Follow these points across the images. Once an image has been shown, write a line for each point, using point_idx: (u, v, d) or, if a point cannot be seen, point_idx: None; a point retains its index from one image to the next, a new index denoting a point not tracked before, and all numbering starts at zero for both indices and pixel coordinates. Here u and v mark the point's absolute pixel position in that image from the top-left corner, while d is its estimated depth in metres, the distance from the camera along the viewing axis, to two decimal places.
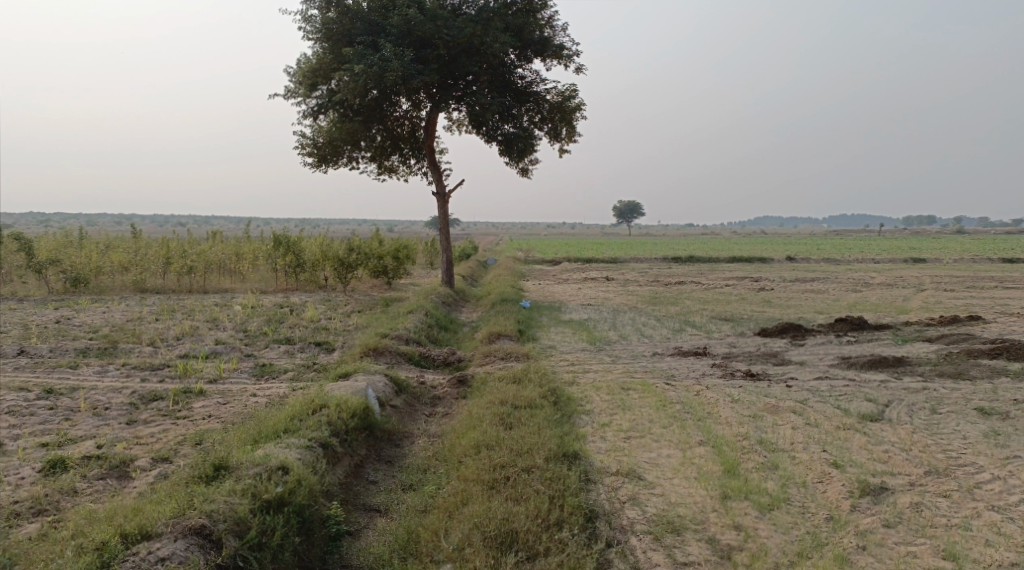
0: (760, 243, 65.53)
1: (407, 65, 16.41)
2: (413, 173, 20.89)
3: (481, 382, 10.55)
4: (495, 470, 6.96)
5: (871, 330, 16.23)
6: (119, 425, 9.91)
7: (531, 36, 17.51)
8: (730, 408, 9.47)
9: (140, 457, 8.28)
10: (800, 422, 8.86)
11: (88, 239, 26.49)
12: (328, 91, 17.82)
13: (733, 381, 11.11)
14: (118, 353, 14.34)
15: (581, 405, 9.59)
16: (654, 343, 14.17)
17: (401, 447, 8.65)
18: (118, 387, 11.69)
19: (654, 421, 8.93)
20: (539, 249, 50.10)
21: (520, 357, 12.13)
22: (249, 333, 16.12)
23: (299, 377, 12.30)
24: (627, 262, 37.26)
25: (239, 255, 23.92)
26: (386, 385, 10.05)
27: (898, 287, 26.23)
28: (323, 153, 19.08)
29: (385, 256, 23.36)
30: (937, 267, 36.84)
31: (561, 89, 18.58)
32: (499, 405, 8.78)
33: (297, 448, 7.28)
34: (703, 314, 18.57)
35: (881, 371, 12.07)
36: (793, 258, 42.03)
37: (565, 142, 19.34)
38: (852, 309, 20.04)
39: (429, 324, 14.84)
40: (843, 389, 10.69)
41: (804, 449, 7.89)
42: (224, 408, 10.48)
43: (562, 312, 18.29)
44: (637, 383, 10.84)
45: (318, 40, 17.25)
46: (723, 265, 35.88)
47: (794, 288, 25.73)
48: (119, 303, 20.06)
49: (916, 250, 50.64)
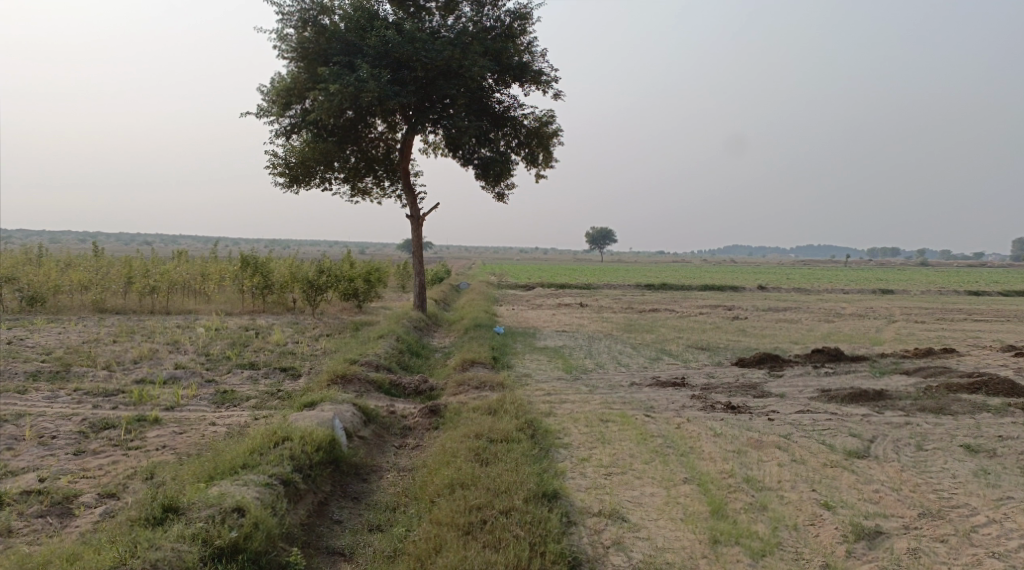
0: (730, 272, 65.88)
1: (383, 86, 16.06)
2: (386, 195, 20.46)
3: (453, 413, 10.08)
4: (470, 513, 6.51)
5: (848, 362, 16.02)
6: (66, 455, 9.32)
7: (510, 61, 17.27)
8: (713, 443, 9.11)
9: (85, 492, 7.73)
10: (786, 458, 8.52)
11: (47, 256, 25.68)
12: (302, 110, 17.41)
13: (714, 414, 10.77)
14: (71, 377, 13.67)
15: (558, 438, 9.18)
16: (631, 373, 13.80)
17: (369, 482, 8.16)
18: (68, 415, 11.06)
19: (636, 456, 8.54)
20: (511, 273, 49.79)
21: (494, 386, 11.69)
22: (211, 357, 15.51)
23: (262, 405, 11.75)
24: (599, 289, 37.03)
25: (204, 275, 23.26)
26: (354, 415, 9.57)
27: (870, 318, 26.22)
28: (295, 173, 18.59)
29: (355, 279, 22.83)
30: (906, 298, 37.01)
31: (538, 114, 18.33)
32: (473, 439, 8.34)
33: (255, 486, 6.78)
34: (678, 342, 18.28)
35: (863, 405, 11.79)
36: (764, 287, 42.03)
37: (542, 167, 19.06)
38: (827, 340, 19.87)
39: (400, 350, 14.36)
40: (826, 423, 10.38)
41: (792, 488, 7.55)
42: (180, 438, 9.93)
43: (536, 339, 17.90)
44: (616, 415, 10.45)
45: (292, 59, 16.87)
46: (695, 294, 35.74)
47: (767, 317, 25.59)
48: (77, 324, 19.31)
49: (883, 281, 51.07)
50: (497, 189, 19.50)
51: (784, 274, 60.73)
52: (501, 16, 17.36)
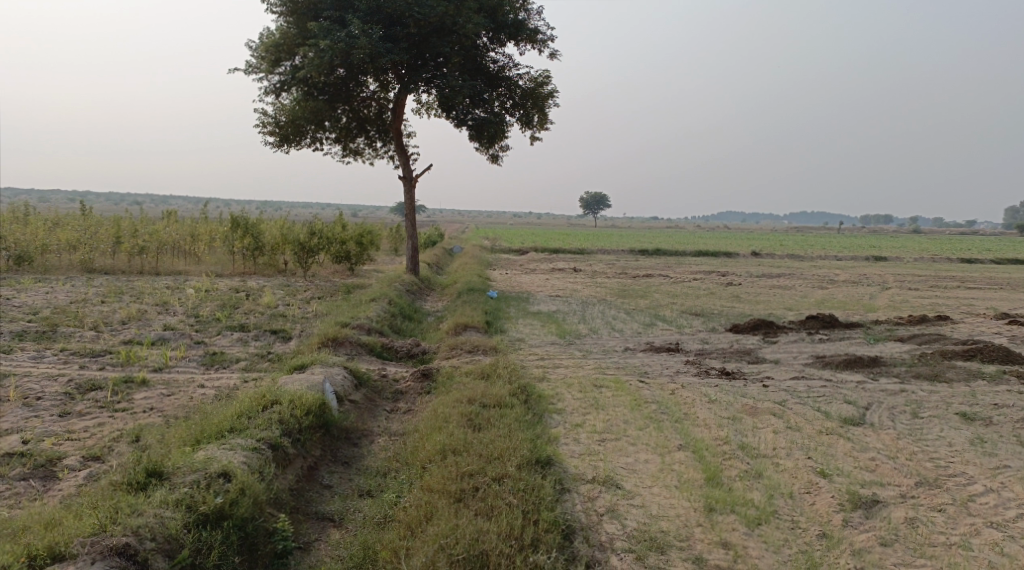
0: (724, 238, 65.79)
1: (375, 43, 15.67)
2: (379, 156, 20.15)
3: (446, 377, 9.96)
4: (462, 480, 6.40)
5: (842, 328, 15.95)
6: (51, 416, 9.18)
7: (505, 18, 16.89)
8: (708, 409, 9.01)
9: (69, 455, 7.60)
10: (781, 425, 8.43)
11: (35, 215, 25.30)
12: (292, 67, 17.03)
13: (708, 380, 10.68)
14: (57, 337, 13.49)
15: (552, 403, 9.06)
16: (624, 338, 13.68)
17: (360, 447, 8.04)
18: (54, 375, 10.91)
19: (630, 422, 8.44)
20: (505, 237, 49.66)
21: (487, 350, 11.56)
22: (201, 318, 15.33)
23: (251, 367, 11.61)
24: (593, 254, 36.83)
25: (194, 236, 22.98)
26: (345, 378, 9.44)
27: (863, 285, 26.16)
28: (286, 133, 18.26)
29: (347, 241, 22.59)
30: (899, 266, 36.93)
31: (534, 74, 17.98)
32: (465, 404, 8.21)
33: (242, 451, 6.64)
34: (672, 308, 18.17)
35: (857, 371, 11.71)
36: (758, 253, 41.98)
37: (537, 129, 18.76)
38: (821, 306, 19.80)
39: (392, 313, 14.20)
40: (821, 389, 10.30)
41: (788, 456, 7.46)
42: (168, 400, 9.79)
43: (529, 303, 17.76)
44: (609, 380, 10.34)
45: (281, 14, 16.45)
46: (688, 259, 35.57)
47: (760, 283, 25.49)
48: (65, 284, 19.07)
49: (876, 248, 51.12)
50: (491, 151, 19.22)
51: (778, 241, 60.56)
52: None
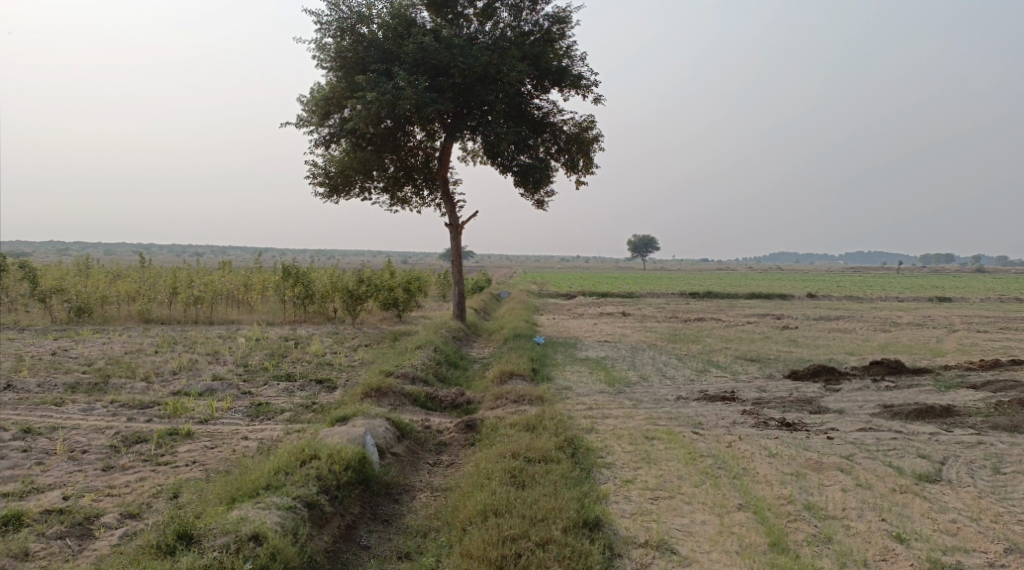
0: (779, 280, 64.50)
1: (421, 94, 15.72)
2: (426, 204, 20.13)
3: (491, 428, 9.60)
4: (503, 545, 6.02)
5: (909, 374, 15.17)
6: (94, 471, 9.06)
7: (548, 65, 16.84)
8: (768, 464, 8.47)
9: (107, 512, 7.41)
10: (850, 482, 7.87)
11: (97, 267, 25.88)
12: (341, 119, 17.16)
13: (767, 431, 10.12)
14: (109, 389, 13.53)
15: (601, 457, 8.64)
16: (677, 386, 13.17)
17: (401, 503, 7.71)
18: (101, 428, 10.86)
19: (684, 478, 7.96)
20: (554, 282, 49.50)
21: (533, 400, 11.18)
22: (249, 368, 15.27)
23: (295, 418, 11.41)
24: (643, 298, 36.21)
25: (247, 285, 23.18)
26: (387, 430, 9.15)
27: (929, 328, 25.10)
28: (335, 183, 18.37)
29: (395, 288, 22.53)
30: (966, 306, 35.48)
31: (578, 120, 17.83)
32: (509, 459, 7.84)
33: (277, 510, 6.40)
34: (726, 353, 17.57)
35: (929, 422, 11.01)
36: (815, 295, 40.94)
37: (582, 174, 18.53)
38: (884, 351, 18.96)
39: (438, 361, 13.94)
40: (891, 442, 9.66)
41: (859, 517, 6.92)
42: (211, 453, 9.62)
43: (578, 349, 17.38)
44: (662, 431, 9.87)
45: (330, 68, 16.62)
46: (742, 303, 34.78)
47: (819, 327, 24.63)
48: (121, 334, 19.31)
49: (941, 288, 49.49)
50: (537, 197, 19.03)
51: (834, 283, 59.01)
52: (539, 21, 16.97)
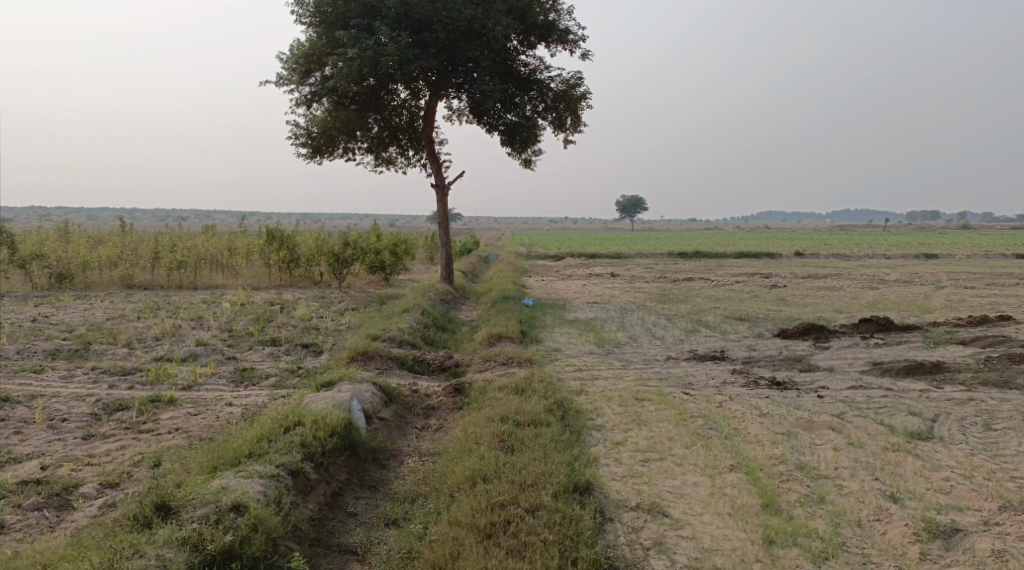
0: (766, 239, 64.48)
1: (403, 50, 15.32)
2: (411, 165, 19.79)
3: (479, 391, 9.46)
4: (492, 512, 5.90)
5: (898, 331, 15.12)
6: (74, 439, 8.88)
7: (535, 20, 16.44)
8: (760, 424, 8.38)
9: (86, 481, 7.24)
10: (842, 441, 7.78)
11: (78, 233, 25.44)
12: (322, 77, 16.74)
13: (758, 391, 10.03)
14: (90, 355, 13.28)
15: (590, 419, 8.52)
16: (666, 346, 13.06)
17: (389, 469, 7.58)
18: (82, 395, 10.64)
19: (675, 439, 7.85)
20: (542, 244, 49.25)
21: (522, 362, 11.03)
22: (234, 333, 15.04)
23: (280, 384, 11.23)
24: (631, 258, 36.00)
25: (231, 249, 22.83)
26: (373, 395, 8.99)
27: (916, 284, 25.11)
28: (317, 144, 17.98)
29: (382, 251, 22.25)
30: (953, 263, 35.54)
31: (566, 77, 17.48)
32: (497, 423, 7.70)
33: (259, 479, 6.25)
34: (715, 313, 17.48)
35: (919, 379, 10.96)
36: (802, 253, 40.92)
37: (570, 132, 18.22)
38: (873, 308, 18.93)
39: (425, 324, 13.76)
40: (882, 400, 9.60)
41: (851, 477, 6.85)
42: (194, 420, 9.44)
43: (566, 311, 17.24)
44: (652, 392, 9.76)
45: (310, 24, 16.16)
46: (730, 262, 34.67)
47: (807, 285, 24.59)
48: (103, 301, 19.00)
49: (928, 245, 49.59)
50: (524, 157, 18.75)
51: (821, 241, 58.98)
52: None
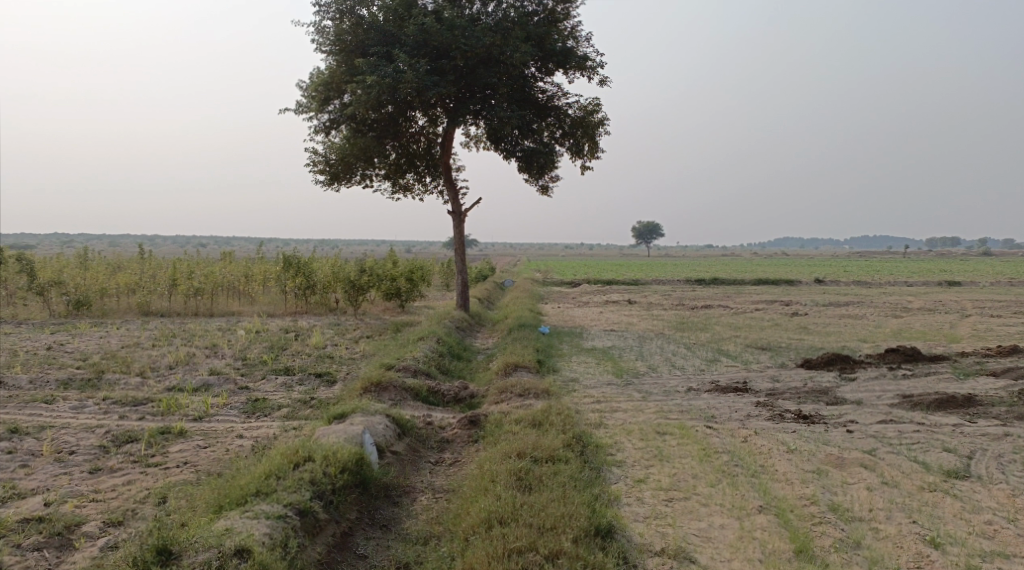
0: (785, 266, 63.88)
1: (422, 77, 15.25)
2: (428, 191, 19.66)
3: (495, 424, 9.19)
4: (508, 559, 5.66)
5: (926, 362, 14.71)
6: (81, 473, 8.67)
7: (553, 46, 16.33)
8: (787, 460, 8.05)
9: (90, 519, 7.03)
10: (875, 480, 7.44)
11: (96, 259, 25.45)
12: (340, 105, 16.68)
13: (784, 425, 9.68)
14: (102, 384, 13.12)
15: (611, 454, 8.22)
16: (687, 377, 12.72)
17: (401, 506, 7.31)
18: (92, 426, 10.46)
19: (699, 477, 7.54)
20: (559, 270, 48.96)
21: (540, 393, 10.75)
22: (248, 362, 14.85)
23: (293, 414, 11.01)
24: (649, 285, 35.65)
25: (247, 276, 22.73)
26: (387, 428, 8.73)
27: (941, 313, 24.61)
28: (335, 170, 17.89)
29: (398, 278, 22.08)
30: (977, 291, 34.93)
31: (583, 103, 17.33)
32: (514, 459, 7.41)
33: (266, 521, 6.07)
34: (737, 342, 17.13)
35: (951, 413, 10.57)
36: (822, 280, 40.46)
37: (587, 159, 18.04)
38: (898, 338, 18.51)
39: (441, 353, 13.51)
40: (913, 435, 9.23)
41: (887, 520, 6.52)
42: (204, 454, 9.22)
43: (584, 339, 16.95)
44: (673, 426, 9.45)
45: (329, 52, 16.13)
46: (749, 289, 34.24)
47: (829, 313, 24.16)
48: (119, 328, 18.90)
49: (951, 273, 48.80)
50: (541, 183, 18.57)
51: (841, 268, 58.39)
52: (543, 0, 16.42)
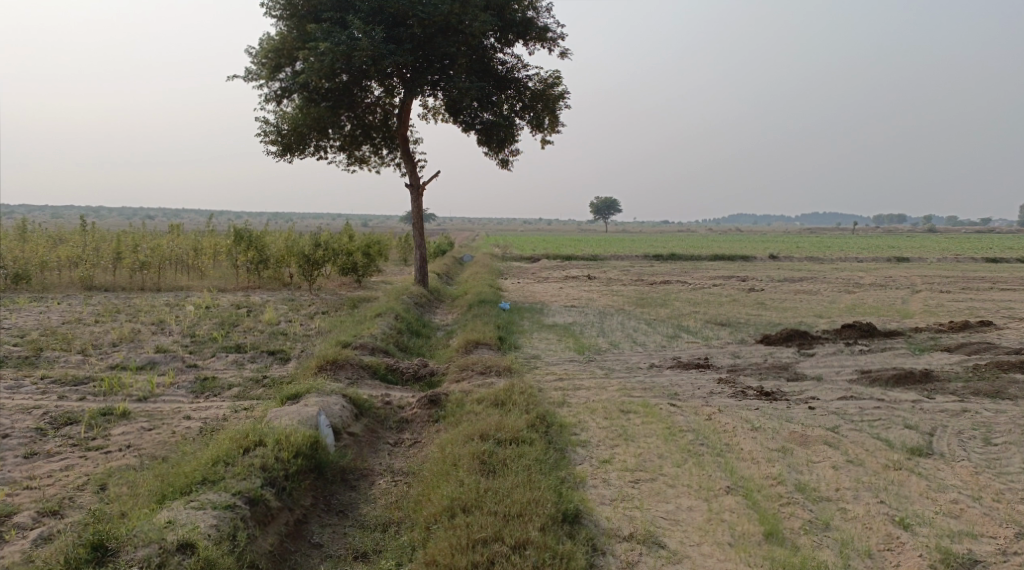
0: (739, 241, 64.42)
1: (378, 45, 14.76)
2: (385, 164, 19.17)
3: (456, 404, 8.92)
4: (472, 550, 5.48)
5: (881, 337, 14.81)
6: (15, 459, 8.21)
7: (512, 16, 15.92)
8: (752, 439, 7.92)
9: (22, 510, 6.71)
10: (841, 458, 7.36)
11: (37, 231, 24.39)
12: (293, 73, 16.08)
13: (746, 402, 9.60)
14: (41, 363, 12.51)
15: (575, 434, 8.03)
16: (648, 353, 12.59)
17: (359, 491, 7.02)
18: (28, 408, 9.92)
19: (664, 456, 7.39)
20: (517, 245, 48.63)
21: (501, 371, 10.50)
22: (197, 339, 14.31)
23: (244, 394, 10.61)
24: (608, 260, 35.51)
25: (197, 250, 22.01)
26: (343, 408, 8.42)
27: (892, 288, 24.93)
28: (288, 141, 17.30)
29: (354, 252, 21.59)
30: (925, 267, 35.60)
31: (544, 76, 16.98)
32: (477, 441, 7.16)
33: (213, 512, 5.81)
34: (696, 317, 17.09)
35: (909, 389, 10.60)
36: (776, 256, 40.91)
37: (548, 132, 17.71)
38: (853, 313, 18.68)
39: (398, 330, 13.16)
40: (875, 411, 9.20)
41: (855, 499, 6.43)
42: (148, 436, 8.82)
43: (544, 315, 16.74)
44: (637, 404, 9.28)
45: (280, 17, 15.52)
46: (705, 264, 34.34)
47: (784, 288, 24.32)
48: (60, 303, 18.13)
49: (900, 249, 49.68)
50: (500, 157, 18.23)
51: (793, 243, 59.10)
52: None
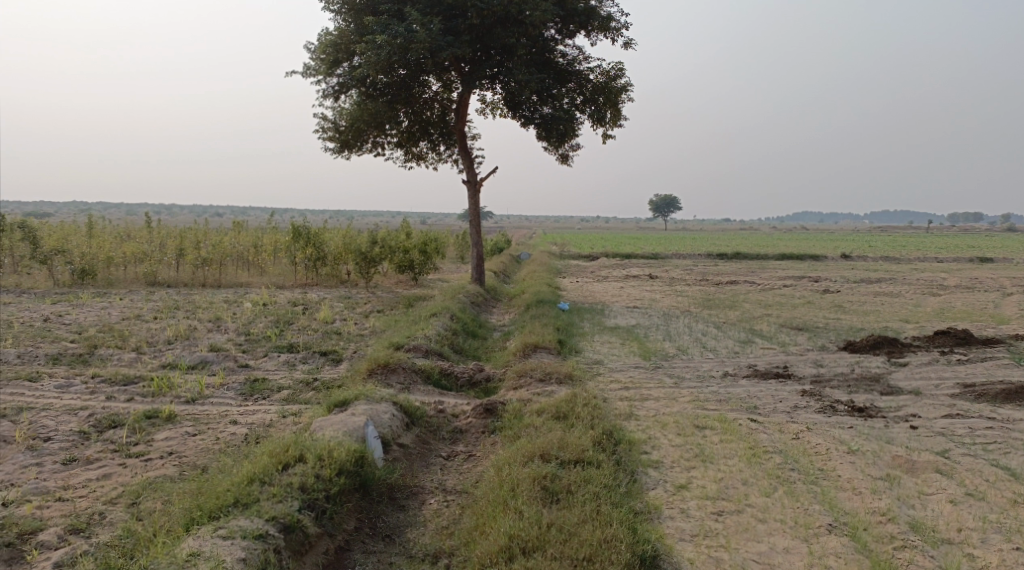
0: (805, 239, 62.34)
1: (436, 37, 14.12)
2: (443, 160, 18.57)
3: (514, 414, 8.19)
4: None
5: (979, 345, 13.53)
6: (53, 465, 7.77)
7: (575, 5, 15.10)
8: (850, 464, 6.98)
9: (48, 526, 6.22)
10: (958, 489, 6.41)
11: (104, 227, 24.44)
12: (351, 68, 15.56)
13: (836, 419, 8.61)
14: (94, 361, 12.19)
15: (646, 453, 7.22)
16: (721, 360, 11.64)
17: (407, 512, 6.34)
18: (75, 409, 9.53)
19: (750, 482, 6.54)
20: (575, 242, 47.69)
21: (562, 378, 9.72)
22: (251, 338, 13.87)
23: (293, 398, 10.06)
24: (670, 259, 34.27)
25: (257, 246, 21.73)
26: (393, 417, 7.75)
27: (981, 291, 23.28)
28: (345, 138, 16.83)
29: (411, 250, 21.01)
30: (1012, 267, 33.46)
31: (606, 68, 16.12)
32: (538, 463, 6.41)
33: (244, 551, 5.20)
34: (770, 321, 16.01)
35: (1021, 406, 9.44)
36: (848, 255, 39.02)
37: (610, 126, 16.83)
38: (942, 318, 17.30)
39: (454, 331, 12.47)
40: (987, 433, 8.13)
41: (983, 543, 5.60)
42: (191, 442, 8.31)
43: (606, 316, 15.88)
44: (713, 418, 8.40)
45: (338, 11, 14.98)
46: (775, 264, 32.84)
47: (863, 290, 22.89)
48: (122, 299, 17.98)
49: (979, 247, 47.15)
50: (560, 152, 17.46)
51: (863, 242, 56.92)
52: None
